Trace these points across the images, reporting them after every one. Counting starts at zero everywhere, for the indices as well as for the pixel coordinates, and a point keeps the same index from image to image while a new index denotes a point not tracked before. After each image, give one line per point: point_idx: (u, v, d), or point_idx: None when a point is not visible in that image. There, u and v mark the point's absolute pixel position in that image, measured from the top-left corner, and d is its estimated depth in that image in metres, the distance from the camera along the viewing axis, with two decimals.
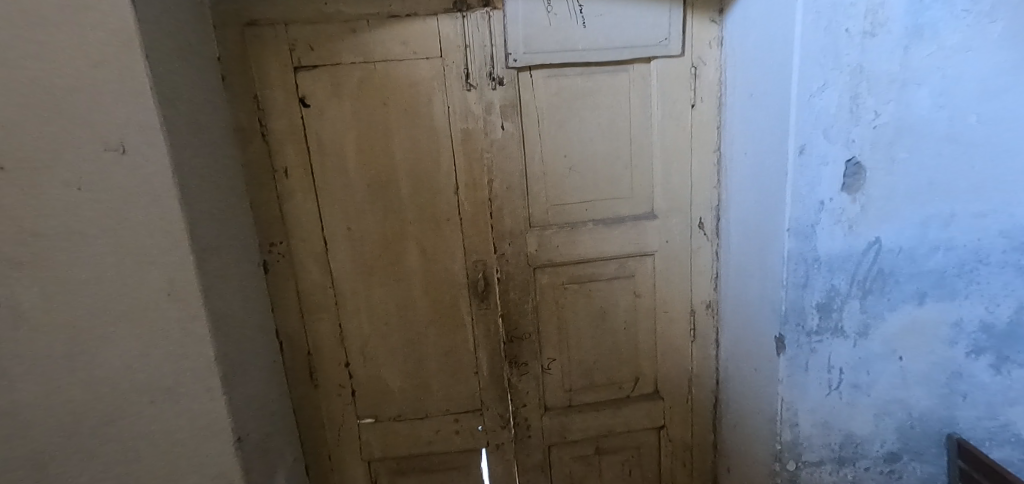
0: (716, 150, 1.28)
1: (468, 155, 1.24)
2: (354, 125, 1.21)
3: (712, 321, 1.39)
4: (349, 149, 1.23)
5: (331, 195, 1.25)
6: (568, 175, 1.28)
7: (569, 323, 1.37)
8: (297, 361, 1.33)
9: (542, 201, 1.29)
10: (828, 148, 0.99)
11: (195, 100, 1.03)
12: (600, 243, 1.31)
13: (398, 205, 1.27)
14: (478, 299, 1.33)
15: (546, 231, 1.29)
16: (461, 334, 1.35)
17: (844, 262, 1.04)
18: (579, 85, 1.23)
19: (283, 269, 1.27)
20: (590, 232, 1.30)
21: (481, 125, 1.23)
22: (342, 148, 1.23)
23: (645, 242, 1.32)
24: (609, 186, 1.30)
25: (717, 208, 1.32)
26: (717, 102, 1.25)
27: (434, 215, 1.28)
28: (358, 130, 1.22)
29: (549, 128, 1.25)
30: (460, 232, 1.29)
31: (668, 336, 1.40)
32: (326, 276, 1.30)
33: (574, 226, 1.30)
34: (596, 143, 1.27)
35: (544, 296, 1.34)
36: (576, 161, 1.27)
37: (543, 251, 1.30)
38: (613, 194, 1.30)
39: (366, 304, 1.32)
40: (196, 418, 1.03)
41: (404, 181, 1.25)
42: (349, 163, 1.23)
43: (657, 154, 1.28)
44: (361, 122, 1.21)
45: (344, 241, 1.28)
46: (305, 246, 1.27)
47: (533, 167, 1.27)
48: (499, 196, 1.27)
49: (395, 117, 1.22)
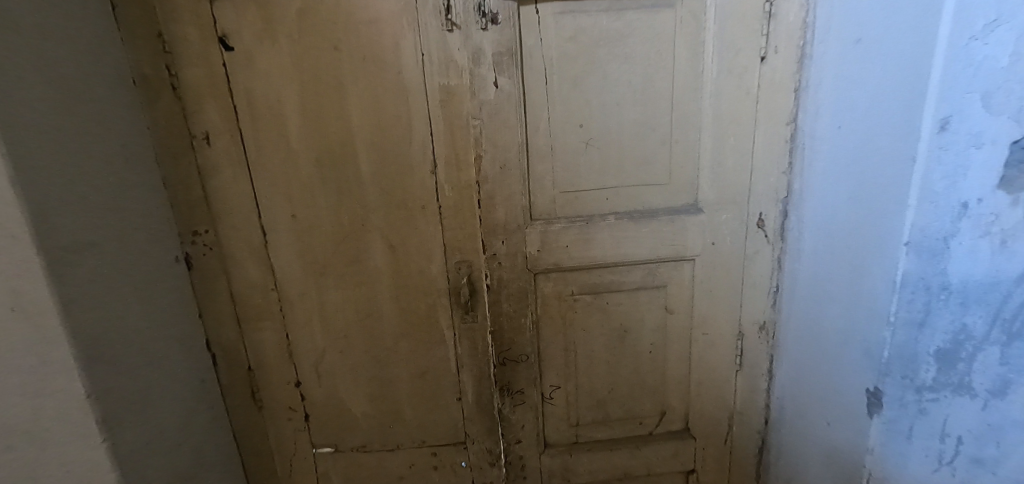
0: (789, 123, 0.93)
1: (450, 122, 0.92)
2: (296, 78, 0.90)
3: (766, 347, 1.07)
4: (291, 111, 0.92)
5: (270, 171, 0.95)
6: (584, 151, 0.95)
7: (579, 343, 1.06)
8: (235, 379, 1.06)
9: (548, 186, 0.96)
10: (987, 119, 0.61)
11: (51, 36, 0.72)
12: (623, 243, 0.99)
13: (358, 188, 0.96)
14: (462, 310, 1.03)
15: (552, 227, 0.98)
16: (440, 354, 1.06)
17: (988, 293, 0.65)
18: (604, 26, 0.88)
19: (211, 265, 0.99)
20: (611, 229, 0.98)
21: (466, 80, 0.90)
22: (281, 109, 0.91)
23: (684, 244, 1.00)
24: (639, 168, 0.96)
25: (785, 201, 0.98)
26: (798, 52, 0.90)
27: (404, 202, 0.97)
28: (301, 85, 0.90)
29: (561, 87, 0.91)
30: (439, 224, 0.98)
31: (706, 364, 1.09)
32: (267, 277, 1.01)
33: (589, 220, 0.98)
34: (625, 110, 0.93)
35: (546, 309, 1.03)
36: (595, 132, 0.94)
37: (547, 253, 0.99)
38: (644, 179, 0.97)
39: (319, 312, 1.04)
40: (71, 471, 0.77)
41: (365, 155, 0.94)
42: (291, 129, 0.93)
43: (709, 126, 0.94)
44: (306, 74, 0.90)
45: (289, 232, 0.98)
46: (237, 237, 0.98)
47: (537, 141, 0.94)
48: (490, 178, 0.95)
49: (350, 67, 0.89)
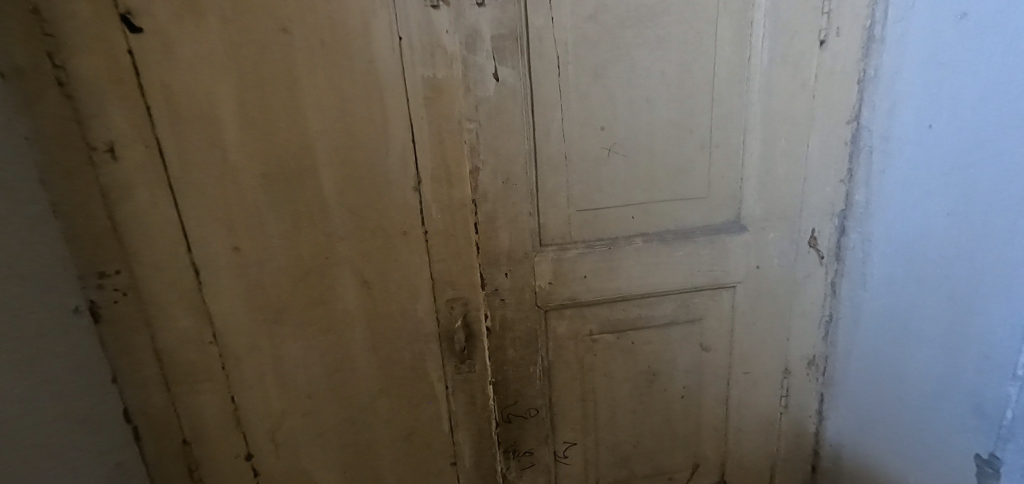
0: (850, 121, 0.77)
1: (439, 126, 0.72)
2: (232, 71, 0.68)
3: (815, 386, 0.91)
4: (227, 113, 0.69)
5: (201, 193, 0.72)
6: (606, 159, 0.76)
7: (599, 391, 0.88)
8: (166, 457, 0.82)
9: (562, 205, 0.77)
10: None
11: None
12: (653, 270, 0.82)
13: (320, 211, 0.75)
14: (456, 359, 0.83)
15: (567, 254, 0.79)
16: (430, 412, 0.86)
17: None
18: (631, 2, 0.70)
19: (127, 316, 0.75)
20: (638, 254, 0.80)
21: (458, 71, 0.70)
22: (214, 111, 0.69)
23: (724, 269, 0.83)
24: (672, 179, 0.79)
25: (843, 216, 0.81)
26: (863, 35, 0.73)
27: (381, 227, 0.76)
28: (239, 81, 0.68)
29: (577, 80, 0.72)
30: (426, 253, 0.78)
31: (746, 407, 0.92)
32: (204, 327, 0.78)
33: (612, 244, 0.80)
34: (656, 109, 0.75)
35: (560, 352, 0.85)
36: (620, 136, 0.75)
37: (561, 285, 0.80)
38: (677, 192, 0.79)
39: (274, 370, 0.81)
40: None
41: (327, 170, 0.73)
42: (228, 136, 0.70)
43: (756, 128, 0.77)
44: (246, 66, 0.68)
45: (230, 271, 0.76)
46: (161, 278, 0.75)
47: (548, 148, 0.75)
48: (490, 196, 0.75)
49: (304, 54, 0.68)
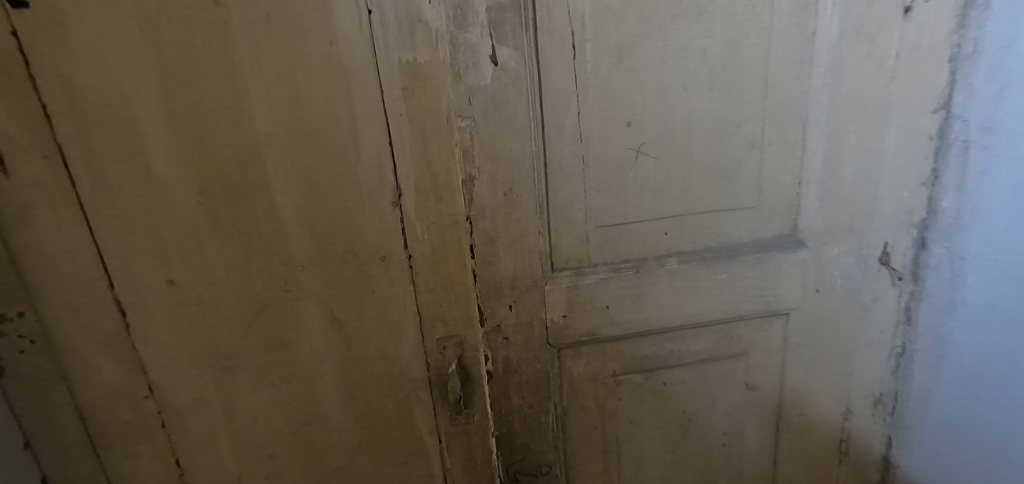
0: (936, 110, 0.62)
1: (423, 124, 0.56)
2: (149, 56, 0.51)
3: (882, 428, 0.76)
4: (147, 110, 0.53)
5: (120, 214, 0.56)
6: (633, 163, 0.61)
7: (624, 440, 0.73)
8: None
9: (579, 220, 0.62)
10: None
11: None
12: (691, 297, 0.67)
13: (276, 234, 0.59)
14: (452, 409, 0.68)
15: (585, 281, 0.64)
16: (421, 471, 0.71)
17: None
18: None
19: (37, 370, 0.59)
20: (672, 279, 0.65)
21: (444, 53, 0.54)
22: (128, 109, 0.53)
23: (777, 292, 0.68)
24: (716, 186, 0.63)
25: (923, 226, 0.67)
26: (959, 0, 0.58)
27: (354, 252, 0.61)
28: (160, 69, 0.52)
29: (597, 63, 0.57)
30: (411, 283, 0.63)
31: (799, 453, 0.77)
32: (136, 380, 0.62)
33: (640, 266, 0.65)
34: (697, 99, 0.60)
35: (576, 396, 0.70)
36: (651, 133, 0.60)
37: (578, 319, 0.65)
38: (722, 202, 0.64)
39: (228, 428, 0.66)
40: None
41: (282, 182, 0.57)
42: (152, 141, 0.54)
43: (819, 120, 0.62)
44: (168, 49, 0.52)
45: (164, 311, 0.60)
46: (78, 321, 0.59)
47: (560, 150, 0.59)
48: (489, 211, 0.60)
49: (245, 33, 0.52)
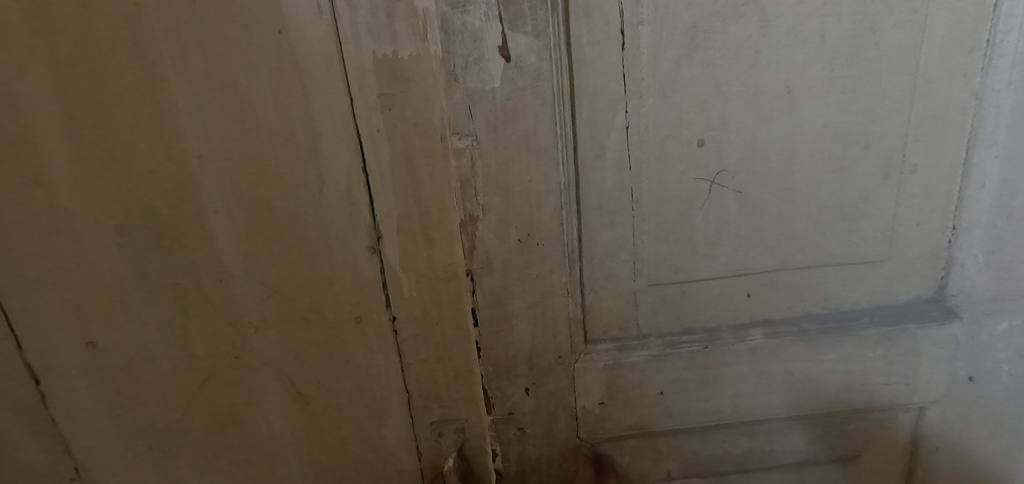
0: None
1: (409, 144, 0.41)
2: (25, 54, 0.35)
3: None
4: (33, 129, 0.37)
5: (13, 269, 0.41)
6: (706, 200, 0.43)
7: None
8: None
9: (625, 276, 0.45)
10: None
11: None
12: (782, 382, 0.48)
13: (224, 290, 0.43)
14: None
15: (631, 359, 0.46)
16: None
17: None
18: None
19: None
20: (756, 357, 0.47)
21: (436, 46, 0.38)
22: (3, 128, 0.37)
23: (909, 379, 0.49)
24: (829, 232, 0.44)
25: None
26: None
27: (321, 310, 0.45)
28: (42, 72, 0.36)
29: (657, 56, 0.39)
30: (396, 352, 0.48)
31: None
32: (54, 472, 0.48)
33: (710, 340, 0.47)
34: (806, 107, 0.41)
35: None
36: (734, 157, 0.42)
37: (620, 407, 0.48)
38: (835, 254, 0.45)
39: None
40: None
41: (225, 220, 0.41)
42: (40, 163, 0.38)
43: (996, 137, 0.42)
44: (50, 43, 0.35)
45: (82, 389, 0.45)
46: None
47: (601, 179, 0.42)
48: (499, 265, 0.43)
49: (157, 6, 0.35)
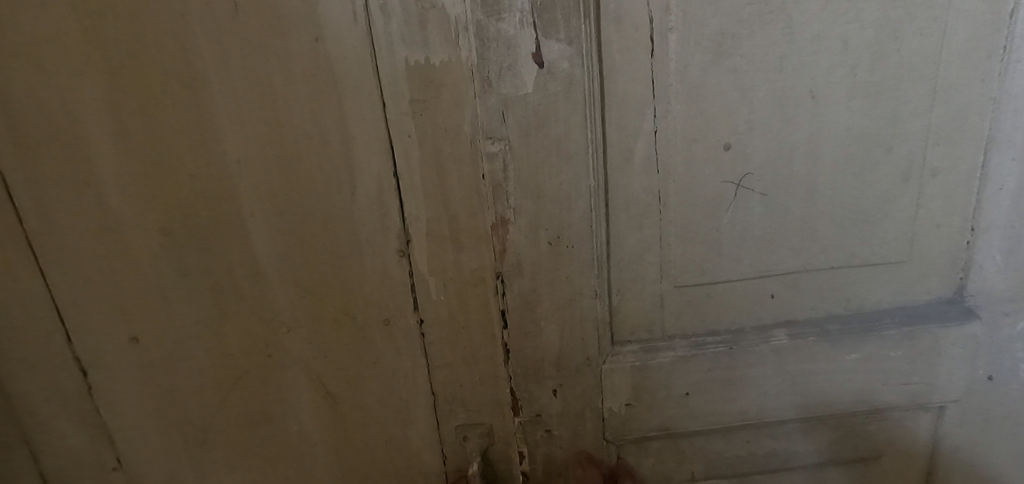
0: None
1: (439, 148, 0.40)
2: (72, 58, 0.36)
3: None
4: (76, 127, 0.38)
5: (53, 267, 0.42)
6: (732, 202, 0.44)
7: None
8: None
9: (652, 278, 0.45)
10: None
11: None
12: (805, 383, 0.49)
13: (259, 290, 0.44)
14: None
15: (658, 360, 0.47)
16: None
17: None
18: None
19: None
20: (780, 357, 0.47)
21: (467, 52, 0.38)
22: (48, 130, 0.37)
23: (930, 378, 0.49)
24: (851, 233, 0.45)
25: None
26: None
27: (346, 312, 0.45)
28: (89, 85, 0.37)
29: (685, 62, 0.40)
30: (422, 354, 0.47)
31: None
32: (89, 473, 0.49)
33: (735, 340, 0.47)
34: (830, 111, 0.42)
35: None
36: (759, 160, 0.42)
37: (646, 409, 0.48)
38: (857, 254, 0.46)
39: None
40: None
41: (261, 225, 0.42)
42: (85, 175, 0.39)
43: (1014, 140, 0.43)
44: (95, 43, 0.36)
45: (119, 383, 0.46)
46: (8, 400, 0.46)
47: (629, 182, 0.43)
48: (529, 266, 0.43)
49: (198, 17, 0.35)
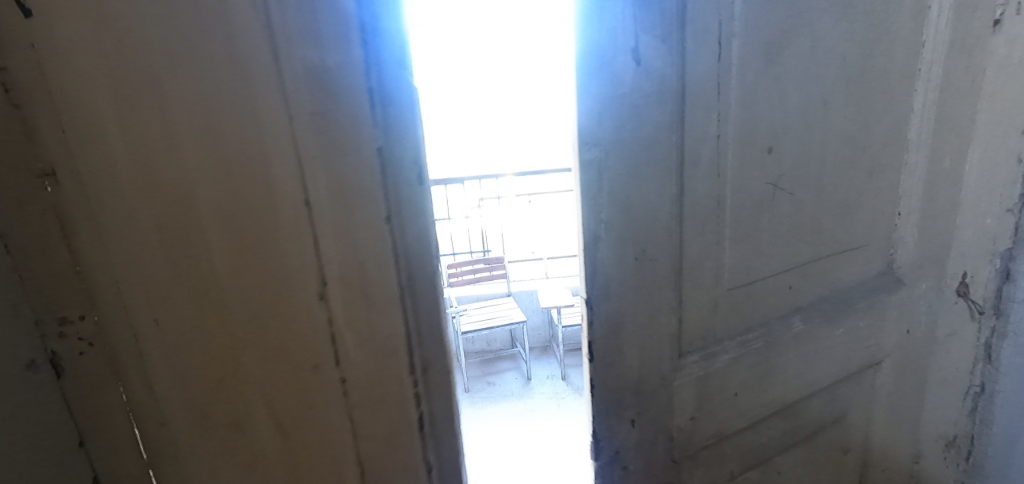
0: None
1: (340, 177, 0.29)
2: None
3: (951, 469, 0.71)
4: None
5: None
6: (770, 202, 0.46)
7: None
8: None
9: (711, 285, 0.45)
10: None
11: None
12: (811, 362, 0.54)
13: (229, 344, 0.29)
14: None
15: (717, 366, 0.46)
16: None
17: None
18: None
19: None
20: (797, 342, 0.52)
21: (363, 52, 0.28)
22: None
23: (878, 339, 0.59)
24: (839, 224, 0.52)
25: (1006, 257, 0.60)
26: None
27: (287, 357, 0.31)
28: None
29: (743, 68, 0.41)
30: (350, 427, 0.34)
31: None
32: None
33: (769, 334, 0.50)
34: (833, 118, 0.47)
35: None
36: (790, 162, 0.46)
37: (706, 418, 0.47)
38: (841, 241, 0.53)
39: None
40: None
41: (227, 285, 0.28)
42: None
43: (925, 142, 0.55)
44: None
45: (116, 438, 0.29)
46: None
47: (697, 188, 0.41)
48: (617, 286, 0.39)
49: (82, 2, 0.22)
